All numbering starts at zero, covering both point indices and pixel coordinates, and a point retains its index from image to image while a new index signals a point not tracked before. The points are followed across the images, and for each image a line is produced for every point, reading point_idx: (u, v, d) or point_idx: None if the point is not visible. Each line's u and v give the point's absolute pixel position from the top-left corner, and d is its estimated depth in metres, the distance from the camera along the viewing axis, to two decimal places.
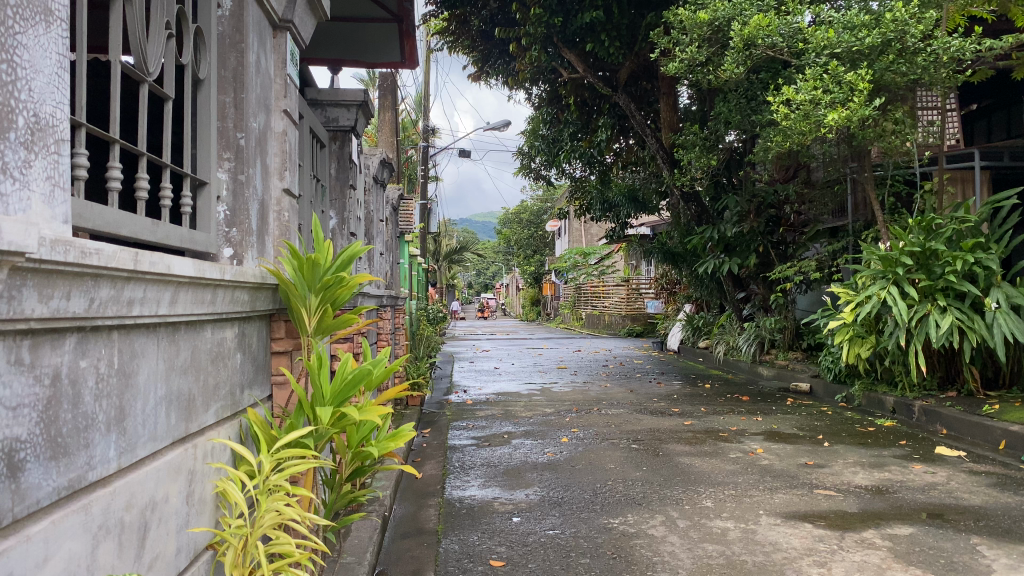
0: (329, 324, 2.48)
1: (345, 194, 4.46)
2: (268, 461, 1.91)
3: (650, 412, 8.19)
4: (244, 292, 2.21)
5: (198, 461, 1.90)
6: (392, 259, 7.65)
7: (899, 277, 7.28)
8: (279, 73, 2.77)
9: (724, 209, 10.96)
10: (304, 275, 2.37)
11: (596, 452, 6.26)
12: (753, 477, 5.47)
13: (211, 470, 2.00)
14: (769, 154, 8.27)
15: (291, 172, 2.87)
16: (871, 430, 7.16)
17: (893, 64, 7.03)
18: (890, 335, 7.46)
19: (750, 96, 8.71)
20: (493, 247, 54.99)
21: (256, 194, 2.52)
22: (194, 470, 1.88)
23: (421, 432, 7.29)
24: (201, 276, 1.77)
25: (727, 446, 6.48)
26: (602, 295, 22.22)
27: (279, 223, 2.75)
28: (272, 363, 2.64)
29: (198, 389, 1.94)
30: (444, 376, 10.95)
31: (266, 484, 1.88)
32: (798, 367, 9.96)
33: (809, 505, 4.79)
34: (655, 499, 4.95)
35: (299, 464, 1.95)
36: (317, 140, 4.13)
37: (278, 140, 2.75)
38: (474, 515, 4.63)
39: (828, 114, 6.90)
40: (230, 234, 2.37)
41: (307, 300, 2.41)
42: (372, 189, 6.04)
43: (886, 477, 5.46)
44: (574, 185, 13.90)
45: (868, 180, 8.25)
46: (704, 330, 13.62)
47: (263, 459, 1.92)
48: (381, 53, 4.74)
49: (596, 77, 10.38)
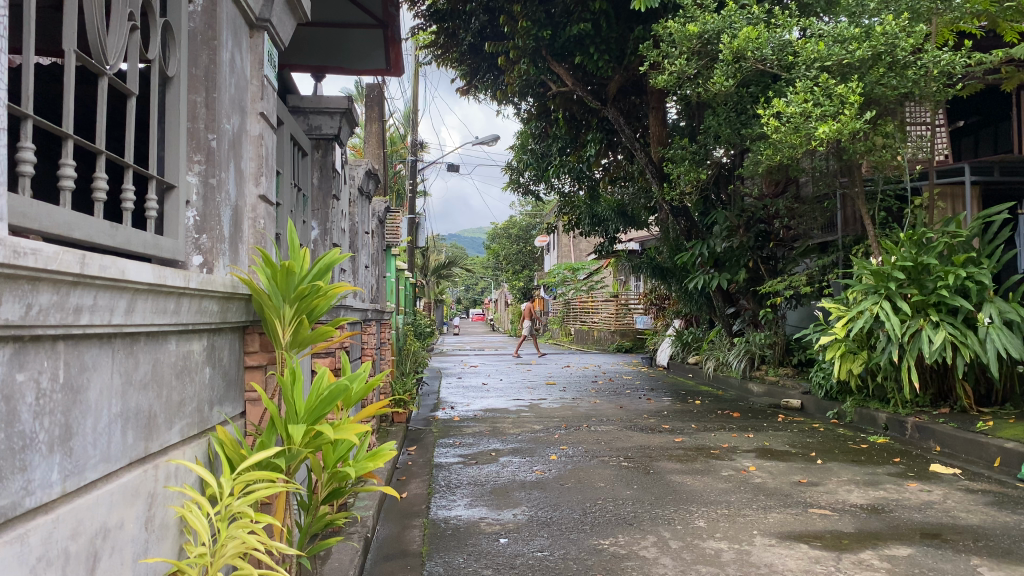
0: (305, 337, 2.35)
1: (328, 204, 4.33)
2: (230, 486, 1.78)
3: (640, 428, 8.08)
4: (213, 303, 2.08)
5: (158, 484, 1.76)
6: (378, 272, 7.52)
7: (892, 291, 7.21)
8: (256, 74, 2.65)
9: (713, 224, 10.90)
10: (278, 284, 2.24)
11: (585, 470, 6.13)
12: (745, 496, 5.35)
13: (174, 493, 1.86)
14: (759, 167, 8.22)
15: (269, 178, 2.75)
16: (865, 447, 7.06)
17: (883, 77, 7.02)
18: (883, 351, 7.38)
19: (740, 109, 8.65)
20: (482, 263, 54.95)
21: (229, 199, 2.39)
22: (155, 493, 1.75)
23: (407, 449, 7.14)
24: (162, 283, 1.64)
25: (718, 464, 6.36)
26: (591, 310, 22.13)
27: (253, 231, 2.62)
28: (245, 378, 2.50)
29: (160, 406, 1.80)
30: (431, 393, 10.80)
31: (229, 511, 1.75)
32: (788, 384, 9.88)
33: (803, 525, 4.67)
34: (646, 519, 4.82)
35: (266, 488, 1.81)
36: (299, 148, 4.02)
37: (254, 144, 2.63)
38: (460, 535, 4.49)
39: (819, 127, 6.84)
40: (199, 241, 2.24)
41: (282, 310, 2.27)
42: (357, 200, 5.92)
43: (881, 496, 5.35)
44: (562, 200, 13.84)
45: (859, 195, 8.19)
46: (693, 346, 13.59)
47: (226, 484, 1.78)
48: (366, 60, 4.64)
49: (585, 91, 10.32)
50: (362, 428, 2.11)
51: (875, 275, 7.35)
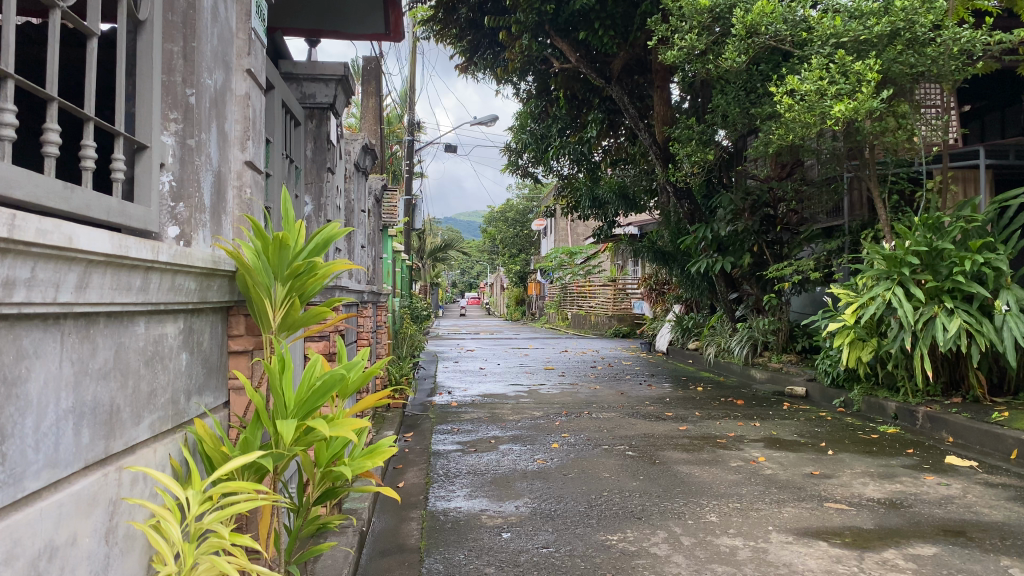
0: (297, 321, 2.10)
1: (322, 177, 4.08)
2: (198, 497, 1.55)
3: (643, 416, 7.85)
4: (190, 280, 1.82)
5: (121, 490, 1.51)
6: (375, 252, 7.24)
7: (905, 277, 6.98)
8: (242, 27, 2.38)
9: (717, 207, 10.63)
10: (270, 259, 1.98)
11: (589, 460, 5.89)
12: (756, 489, 5.12)
13: (140, 501, 1.62)
14: (769, 148, 7.95)
15: (255, 142, 2.48)
16: (875, 437, 6.84)
17: (902, 55, 6.75)
18: (894, 338, 7.15)
19: (750, 89, 8.37)
20: (478, 247, 54.63)
21: (210, 163, 2.12)
22: (117, 502, 1.50)
23: (403, 435, 6.90)
24: (124, 253, 1.39)
25: (726, 454, 6.13)
26: (588, 295, 21.88)
27: (238, 201, 2.36)
28: (228, 365, 2.26)
29: (125, 399, 1.55)
30: (427, 376, 10.57)
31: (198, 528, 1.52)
32: (793, 371, 9.66)
33: (819, 521, 4.45)
34: (656, 513, 4.59)
35: (243, 501, 1.55)
36: (291, 116, 3.75)
37: (240, 105, 2.36)
38: (460, 529, 4.26)
39: (835, 105, 6.57)
40: (176, 211, 1.98)
41: (274, 290, 2.01)
42: (353, 176, 5.64)
43: (898, 489, 5.13)
44: (562, 182, 13.53)
45: (872, 178, 7.94)
46: (694, 331, 13.37)
47: (194, 493, 1.55)
48: (364, 25, 4.36)
49: (589, 68, 10.00)
50: (360, 423, 1.84)
51: (888, 259, 7.11)
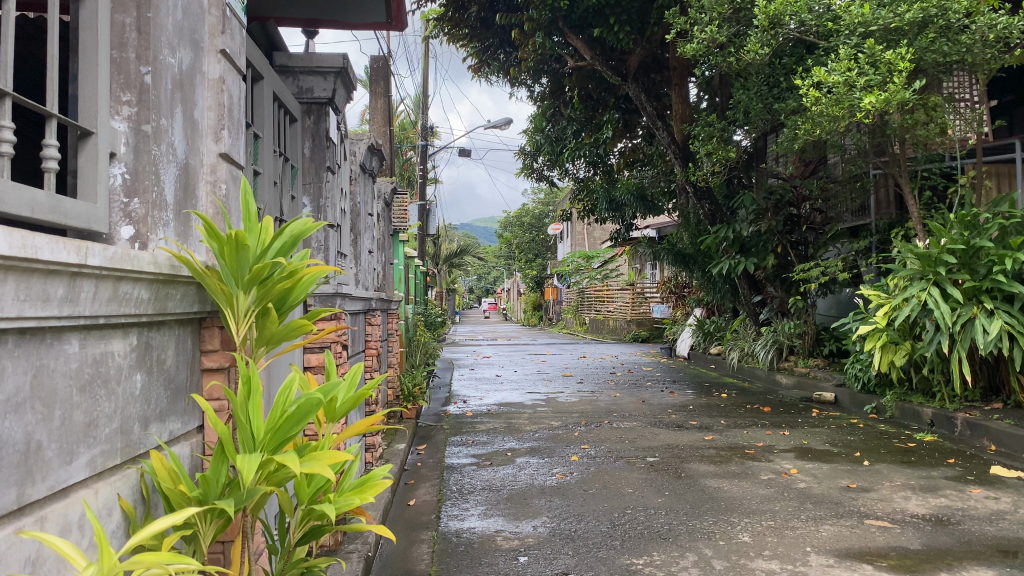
0: (272, 332, 1.84)
1: (321, 177, 3.76)
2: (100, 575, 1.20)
3: (665, 425, 7.52)
4: (141, 289, 1.55)
5: (24, 545, 1.20)
6: (385, 259, 6.96)
7: (941, 277, 6.60)
8: (216, 2, 2.10)
9: (739, 208, 10.27)
10: (229, 263, 1.71)
11: (611, 473, 5.58)
12: (791, 505, 4.79)
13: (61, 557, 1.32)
14: (793, 144, 7.62)
15: (233, 133, 2.19)
16: (913, 446, 6.47)
17: (935, 42, 6.39)
18: (930, 341, 6.78)
19: (773, 83, 8.05)
20: (495, 253, 54.47)
21: (174, 154, 1.85)
22: (19, 563, 1.19)
23: (415, 448, 6.62)
24: (26, 251, 1.12)
25: (756, 466, 5.80)
26: (606, 299, 21.56)
27: (212, 198, 2.08)
28: (202, 385, 1.98)
29: (48, 433, 1.27)
30: (442, 385, 10.30)
31: None
32: (821, 375, 9.30)
33: (862, 541, 4.12)
34: (684, 533, 4.27)
35: None
36: (285, 111, 3.47)
37: (212, 91, 2.09)
38: (474, 553, 3.96)
39: (864, 97, 6.22)
40: (130, 208, 1.70)
41: (237, 299, 1.74)
42: (358, 179, 5.36)
43: (943, 504, 4.77)
44: (578, 185, 13.24)
45: (903, 174, 7.59)
46: (715, 336, 13.04)
47: (94, 574, 1.19)
48: (365, 12, 4.09)
49: (604, 66, 9.69)
50: (341, 456, 1.56)
51: (922, 259, 6.74)
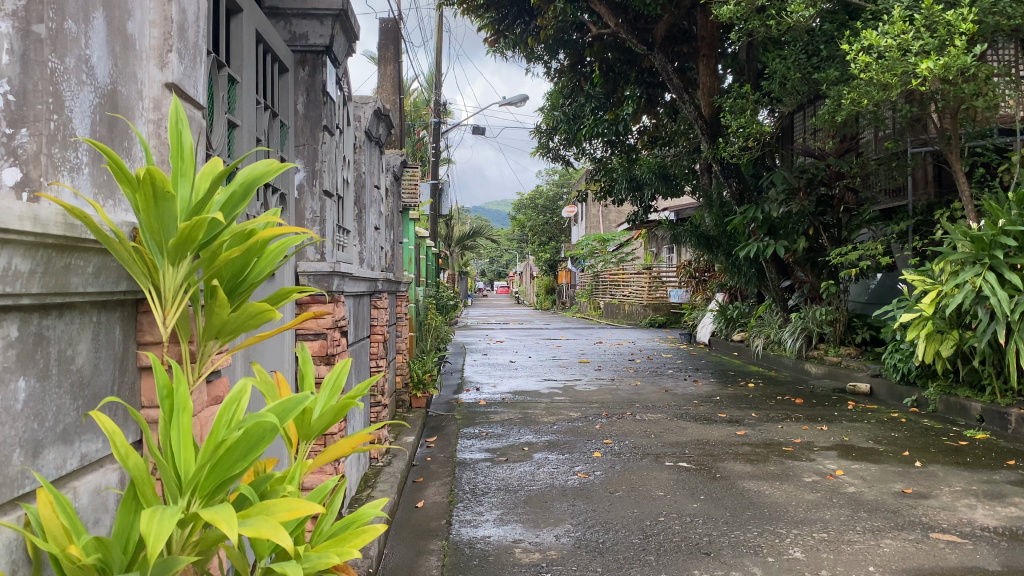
0: (226, 322, 1.36)
1: (317, 136, 3.22)
2: None
3: (693, 418, 7.01)
4: (15, 257, 1.06)
5: None
6: (393, 237, 6.44)
7: (996, 261, 5.98)
8: None
9: (768, 188, 9.63)
10: (148, 221, 1.22)
11: (638, 473, 5.08)
12: (842, 514, 4.28)
13: None
14: (834, 117, 7.03)
15: (188, 58, 1.68)
16: (964, 444, 5.93)
17: (997, 3, 5.74)
18: (983, 331, 6.19)
19: (812, 51, 7.49)
20: (508, 235, 53.99)
21: (90, 71, 1.34)
22: None
23: (425, 439, 6.15)
24: None
25: (798, 467, 5.29)
26: (622, 282, 21.05)
27: (157, 139, 1.58)
28: (140, 388, 1.50)
29: None
30: (453, 371, 9.84)
31: None
32: (854, 365, 8.73)
33: (931, 559, 3.60)
34: (726, 546, 3.77)
35: None
36: (271, 56, 2.95)
37: (156, 1, 1.58)
38: (488, 568, 3.47)
39: (920, 63, 5.61)
40: (16, 143, 1.20)
41: (163, 272, 1.26)
42: (364, 146, 4.83)
43: (1014, 515, 4.24)
44: (596, 165, 12.67)
45: (950, 149, 6.99)
46: (738, 322, 12.52)
47: None
48: None
49: (629, 34, 9.06)
50: (304, 508, 1.09)
51: (974, 242, 6.12)
